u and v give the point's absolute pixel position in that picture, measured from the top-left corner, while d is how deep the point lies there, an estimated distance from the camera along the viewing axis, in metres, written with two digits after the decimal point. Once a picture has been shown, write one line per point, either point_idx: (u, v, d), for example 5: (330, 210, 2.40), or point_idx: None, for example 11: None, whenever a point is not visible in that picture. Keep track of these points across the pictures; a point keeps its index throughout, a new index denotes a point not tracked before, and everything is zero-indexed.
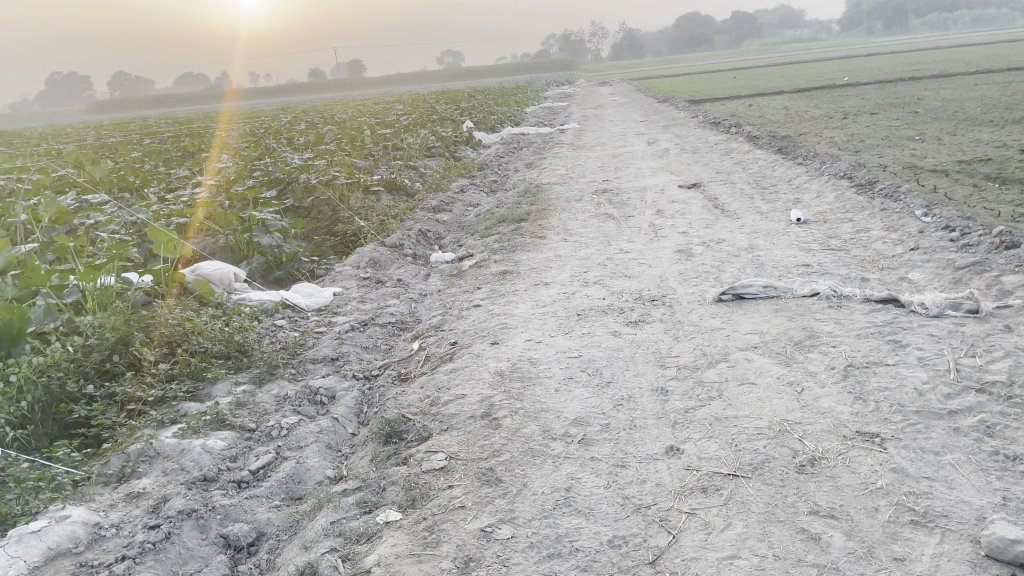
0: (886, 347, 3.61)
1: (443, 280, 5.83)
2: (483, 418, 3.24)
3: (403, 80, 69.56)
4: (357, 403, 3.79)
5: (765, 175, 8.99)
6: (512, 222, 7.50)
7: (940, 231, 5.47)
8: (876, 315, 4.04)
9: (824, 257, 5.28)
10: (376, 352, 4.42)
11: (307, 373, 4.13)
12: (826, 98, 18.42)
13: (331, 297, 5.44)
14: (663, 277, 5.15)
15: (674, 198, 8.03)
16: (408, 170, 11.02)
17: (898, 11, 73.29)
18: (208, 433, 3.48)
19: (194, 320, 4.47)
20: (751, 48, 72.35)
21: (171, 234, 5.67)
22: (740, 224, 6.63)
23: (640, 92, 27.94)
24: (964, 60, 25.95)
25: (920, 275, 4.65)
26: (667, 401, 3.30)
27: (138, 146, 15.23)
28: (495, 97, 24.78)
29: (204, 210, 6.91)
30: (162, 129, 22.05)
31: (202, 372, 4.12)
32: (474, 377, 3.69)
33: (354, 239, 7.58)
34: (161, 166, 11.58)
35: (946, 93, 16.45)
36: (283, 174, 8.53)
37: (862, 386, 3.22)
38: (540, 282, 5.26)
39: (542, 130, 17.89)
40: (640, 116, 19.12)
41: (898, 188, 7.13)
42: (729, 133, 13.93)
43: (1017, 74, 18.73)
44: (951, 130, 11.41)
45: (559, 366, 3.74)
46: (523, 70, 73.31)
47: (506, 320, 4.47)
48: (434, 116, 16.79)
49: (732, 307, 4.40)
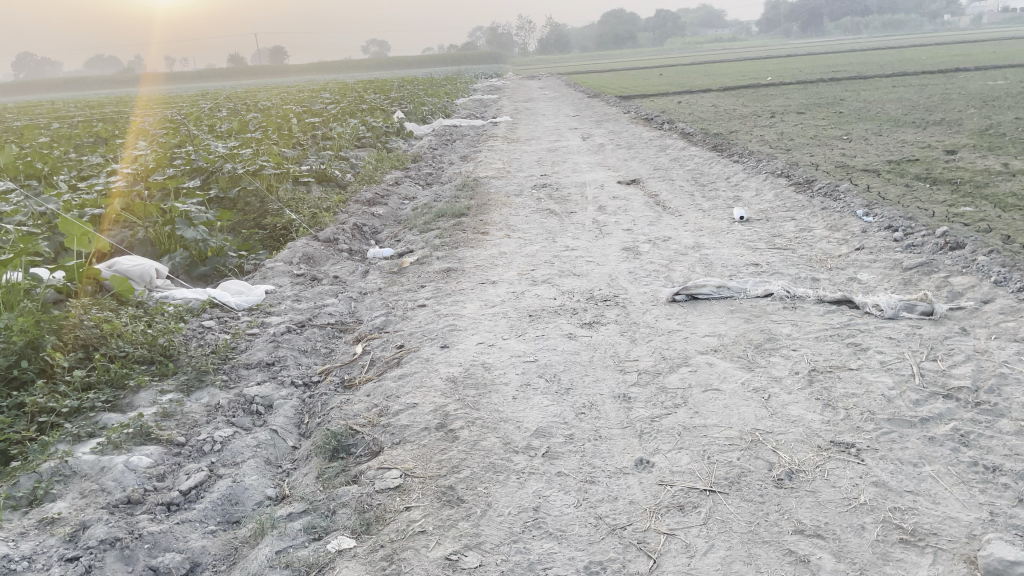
0: (848, 351, 3.54)
1: (383, 277, 5.56)
2: (439, 430, 3.03)
3: (328, 69, 68.15)
4: (297, 413, 3.52)
5: (703, 172, 8.99)
6: (452, 217, 7.27)
7: (883, 231, 5.50)
8: (833, 317, 3.98)
9: (772, 256, 5.24)
10: (315, 356, 4.15)
11: (241, 380, 3.82)
12: (752, 96, 18.77)
13: (263, 295, 5.12)
14: (613, 276, 5.02)
15: (615, 194, 7.93)
16: (338, 161, 10.66)
17: (815, 14, 75.68)
18: (131, 449, 3.16)
19: (113, 321, 4.11)
20: (676, 45, 73.55)
21: (85, 226, 5.26)
22: (683, 221, 6.56)
23: (570, 87, 27.99)
24: (880, 62, 26.82)
25: (870, 275, 4.63)
26: (631, 409, 3.15)
27: (46, 130, 14.35)
28: (426, 88, 24.39)
29: (121, 201, 6.48)
30: (73, 113, 20.95)
31: (122, 379, 3.76)
32: (425, 384, 3.46)
33: (284, 233, 7.22)
34: (72, 152, 10.89)
35: (867, 94, 16.93)
36: (206, 163, 8.08)
37: (830, 393, 3.12)
38: (487, 281, 5.05)
39: (474, 122, 17.66)
40: (572, 110, 19.09)
41: (836, 187, 7.18)
42: (662, 129, 13.98)
43: (931, 77, 19.44)
44: (877, 131, 11.69)
45: (515, 371, 3.55)
46: (451, 61, 72.67)
47: (454, 321, 4.25)
48: (364, 105, 16.37)
49: (687, 308, 4.29)
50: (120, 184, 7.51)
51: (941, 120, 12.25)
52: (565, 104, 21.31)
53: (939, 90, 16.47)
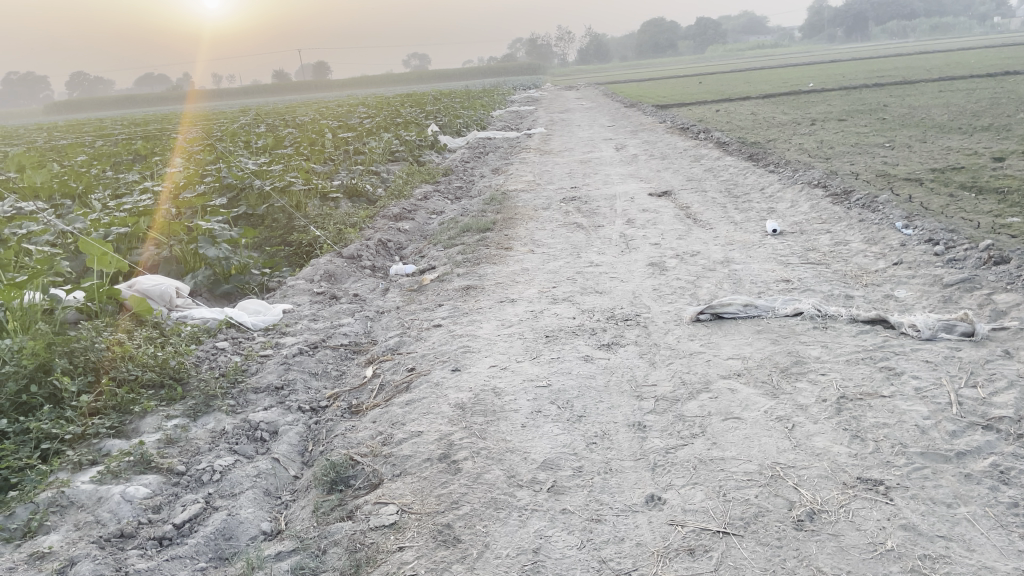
0: (879, 376, 3.33)
1: (402, 295, 5.46)
2: (441, 461, 2.90)
3: (370, 83, 68.93)
4: (301, 440, 3.42)
5: (737, 183, 8.75)
6: (477, 232, 7.16)
7: (923, 245, 5.24)
8: (865, 338, 3.76)
9: (804, 271, 5.02)
10: (325, 379, 4.05)
11: (248, 405, 3.74)
12: (792, 103, 18.39)
13: (281, 315, 5.05)
14: (637, 294, 4.85)
15: (645, 207, 7.75)
16: (369, 176, 10.65)
17: (859, 18, 74.42)
18: (131, 478, 3.08)
19: (125, 344, 4.07)
20: (716, 53, 72.87)
21: (105, 246, 5.25)
22: (714, 235, 6.36)
23: (607, 97, 27.80)
24: (925, 67, 26.17)
25: (906, 292, 4.40)
26: (645, 439, 2.98)
27: (88, 149, 14.62)
28: (461, 100, 24.43)
29: (147, 219, 6.50)
30: (118, 131, 21.41)
31: (129, 405, 3.70)
32: (432, 411, 3.33)
33: (309, 249, 7.18)
34: (109, 170, 11.05)
35: (911, 100, 16.46)
36: (235, 180, 8.12)
37: (859, 422, 2.92)
38: (506, 299, 4.91)
39: (508, 135, 17.58)
40: (607, 120, 18.91)
41: (875, 198, 6.91)
42: (698, 138, 13.72)
43: (980, 81, 18.82)
44: (920, 137, 11.31)
45: (526, 397, 3.40)
46: (491, 74, 73.02)
47: (468, 343, 4.12)
48: (398, 119, 16.40)
49: (711, 328, 4.10)
50: (149, 203, 7.56)
51: (989, 126, 11.82)
52: (600, 114, 21.14)
53: (987, 94, 15.94)
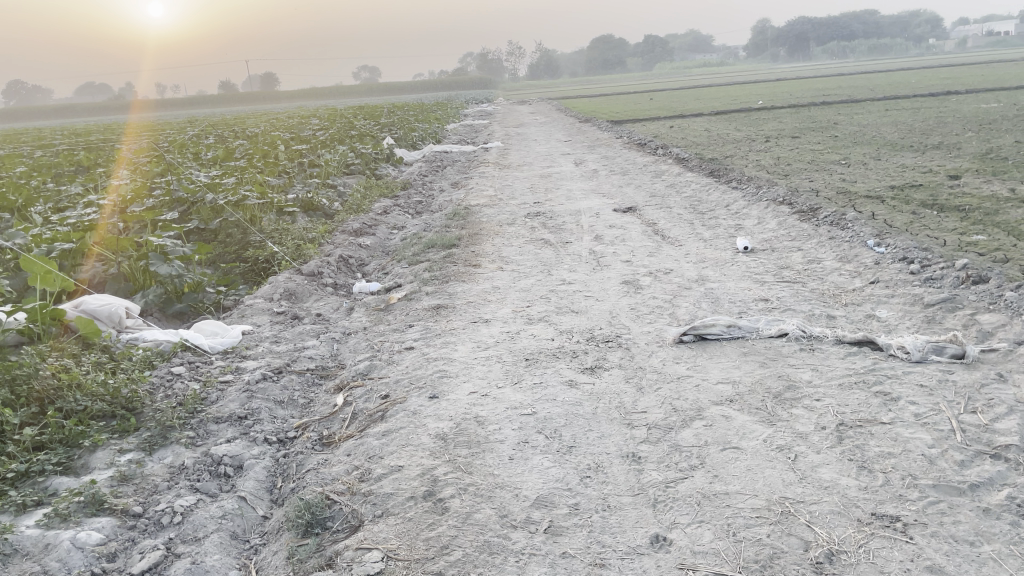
0: (876, 402, 3.22)
1: (369, 315, 5.22)
2: (427, 499, 2.69)
3: (319, 96, 68.24)
4: (269, 475, 3.17)
5: (701, 199, 8.71)
6: (442, 248, 6.96)
7: (898, 263, 5.21)
8: (855, 361, 3.67)
9: (782, 290, 4.94)
10: (292, 408, 3.80)
11: (209, 437, 3.47)
12: (744, 120, 18.65)
13: (240, 337, 4.78)
14: (614, 313, 4.70)
15: (612, 223, 7.65)
16: (326, 190, 10.38)
17: (802, 39, 76.42)
18: (82, 522, 2.80)
19: (71, 372, 3.77)
20: (665, 70, 74.04)
21: (49, 264, 4.91)
22: (684, 252, 6.27)
23: (561, 112, 27.87)
24: (870, 86, 26.85)
25: (888, 312, 4.33)
26: (642, 472, 2.82)
27: (27, 159, 14.04)
28: (416, 113, 24.25)
29: (92, 235, 6.16)
30: (60, 142, 20.70)
31: (78, 438, 3.40)
32: (411, 443, 3.12)
33: (266, 266, 6.88)
34: (50, 182, 10.58)
35: (860, 118, 16.79)
36: (187, 194, 7.80)
37: (863, 452, 2.80)
38: (479, 319, 4.72)
39: (464, 148, 17.43)
40: (563, 135, 18.89)
41: (842, 215, 6.91)
42: (657, 154, 13.74)
43: (923, 101, 19.31)
44: (875, 155, 11.48)
45: (511, 426, 3.21)
46: (443, 87, 73.05)
47: (444, 367, 3.92)
48: (353, 131, 16.13)
49: (696, 350, 3.96)
50: (94, 217, 7.18)
51: (940, 144, 12.05)
52: (556, 128, 21.15)
53: (933, 113, 16.33)
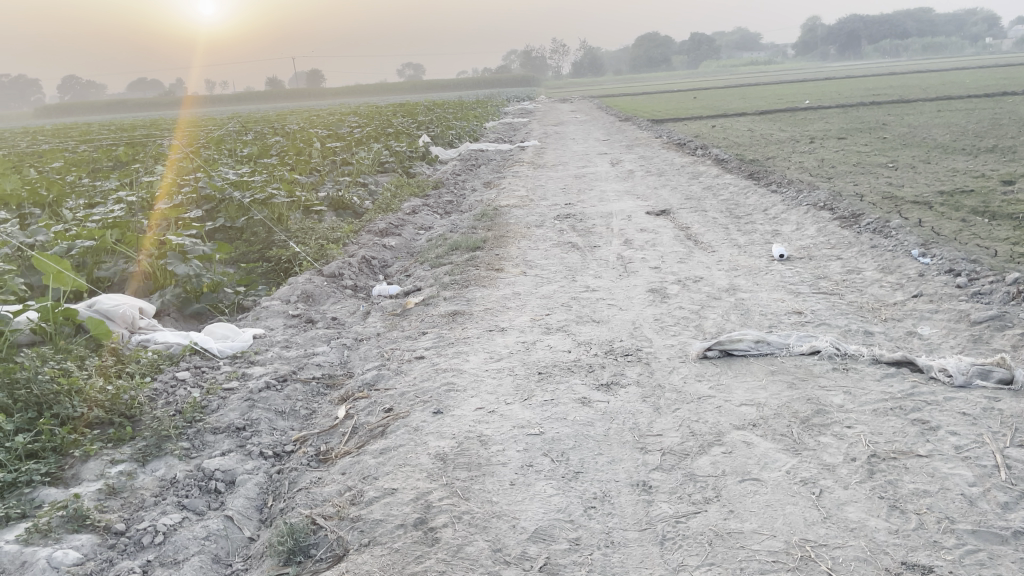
0: (913, 431, 2.96)
1: (384, 320, 5.07)
2: (417, 528, 2.52)
3: (363, 92, 68.70)
4: (261, 492, 3.03)
5: (738, 203, 8.41)
6: (466, 251, 6.78)
7: (943, 275, 4.90)
8: (892, 384, 3.40)
9: (816, 302, 4.67)
10: (293, 419, 3.66)
11: (205, 448, 3.35)
12: (788, 120, 18.17)
13: (251, 341, 4.66)
14: (636, 324, 4.48)
15: (643, 227, 7.40)
16: (356, 188, 10.29)
17: (852, 37, 74.73)
18: (61, 539, 2.68)
19: (71, 376, 3.66)
20: (709, 69, 73.09)
21: (63, 264, 4.84)
22: (716, 259, 6.00)
23: (601, 111, 27.54)
24: (920, 86, 26.06)
25: (930, 330, 4.04)
26: (652, 505, 2.60)
27: (68, 154, 14.21)
28: (455, 111, 24.15)
29: (114, 233, 6.11)
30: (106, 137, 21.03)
31: (70, 447, 3.29)
32: (409, 463, 2.95)
33: (288, 266, 6.77)
34: (86, 177, 10.64)
35: (909, 119, 16.25)
36: (214, 191, 7.74)
37: (896, 490, 2.56)
38: (496, 327, 4.54)
39: (501, 147, 17.26)
40: (602, 134, 18.61)
41: (885, 222, 6.58)
42: (695, 155, 13.40)
43: (978, 101, 18.62)
44: (924, 158, 11.03)
45: (515, 447, 3.02)
46: (485, 85, 73.02)
47: (453, 379, 3.74)
48: (390, 129, 16.05)
49: (721, 367, 3.72)
50: (120, 214, 7.13)
51: (993, 147, 11.54)
52: (595, 127, 20.88)
53: (987, 114, 15.72)
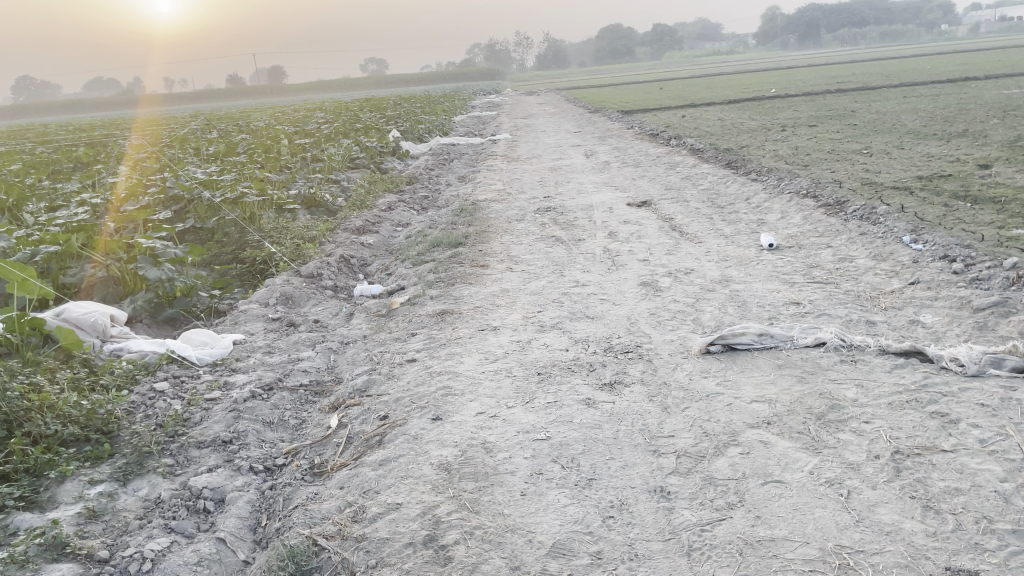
0: (934, 425, 2.86)
1: (370, 321, 4.89)
2: (427, 547, 2.37)
3: (327, 88, 67.93)
4: (254, 510, 2.85)
5: (719, 192, 8.34)
6: (448, 247, 6.62)
7: (938, 261, 4.84)
8: (904, 375, 3.30)
9: (814, 292, 4.58)
10: (282, 429, 3.48)
11: (190, 464, 3.15)
12: (758, 109, 18.22)
13: (231, 347, 4.45)
14: (632, 320, 4.35)
15: (626, 218, 7.29)
16: (329, 185, 10.05)
17: (813, 26, 75.48)
18: (40, 570, 2.47)
19: (42, 392, 3.43)
20: (673, 60, 73.38)
21: (27, 271, 4.59)
22: (705, 250, 5.90)
23: (569, 102, 27.46)
24: (884, 72, 26.32)
25: (933, 318, 3.97)
26: (674, 512, 2.48)
27: (25, 156, 13.76)
28: (423, 105, 23.91)
29: (81, 237, 5.84)
30: (63, 138, 20.43)
31: (44, 467, 3.07)
32: (412, 475, 2.79)
33: (263, 267, 6.55)
34: (46, 179, 10.27)
35: (878, 105, 16.35)
36: (183, 191, 7.48)
37: (926, 489, 2.46)
38: (488, 326, 4.38)
39: (472, 140, 17.07)
40: (573, 126, 18.50)
41: (871, 208, 6.53)
42: (669, 145, 13.33)
43: (942, 87, 18.83)
44: (898, 144, 11.06)
45: (523, 454, 2.87)
46: (450, 78, 72.55)
47: (449, 382, 3.58)
48: (359, 124, 15.78)
49: (726, 363, 3.61)
50: (85, 216, 6.85)
51: (964, 131, 11.63)
52: (565, 119, 20.77)
53: (954, 100, 15.87)
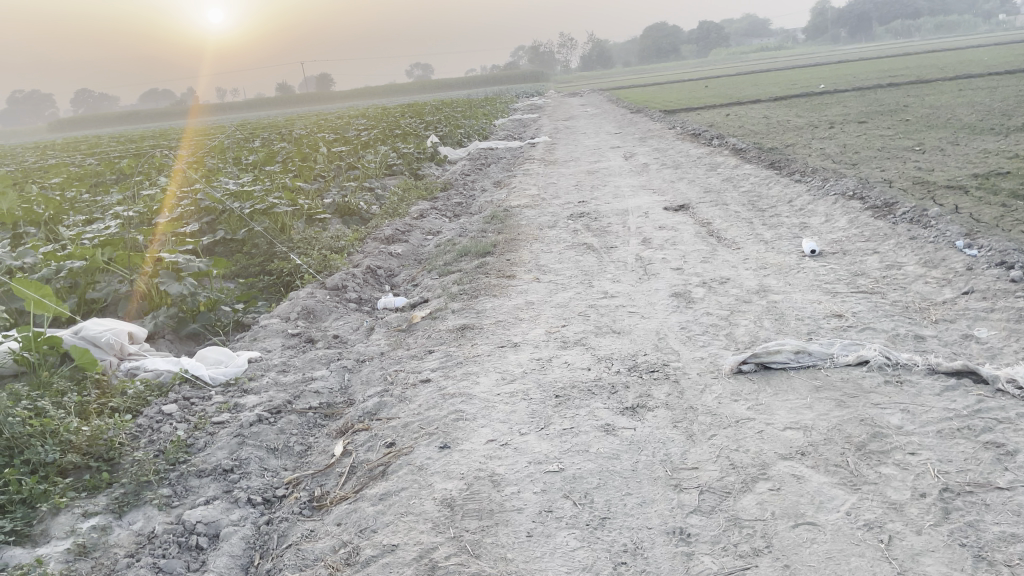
0: (988, 457, 2.58)
1: (390, 337, 4.73)
2: None
3: (372, 94, 68.48)
4: (248, 547, 2.69)
5: (761, 195, 8.02)
6: (476, 257, 6.43)
7: (994, 268, 4.50)
8: (955, 399, 3.01)
9: (857, 303, 4.28)
10: (286, 457, 3.33)
11: (188, 495, 3.01)
12: (806, 105, 17.70)
13: (245, 366, 4.32)
14: (660, 334, 4.11)
15: (661, 224, 7.02)
16: (363, 193, 9.97)
17: (863, 19, 73.65)
18: None
19: (44, 417, 3.32)
20: (719, 57, 72.30)
21: (43, 288, 4.51)
22: (743, 257, 5.62)
23: (612, 103, 27.12)
24: (937, 65, 25.44)
25: (988, 332, 3.65)
26: (692, 558, 2.24)
27: (72, 168, 14.01)
28: (464, 110, 23.86)
29: (107, 251, 5.79)
30: (111, 149, 20.76)
31: (39, 499, 2.94)
32: (412, 512, 2.61)
33: (289, 279, 6.46)
34: (87, 192, 10.39)
35: (932, 99, 15.72)
36: (213, 203, 7.43)
37: (978, 535, 2.19)
38: (508, 343, 4.18)
39: (511, 144, 16.90)
40: (613, 127, 18.20)
41: (922, 210, 6.16)
42: (711, 145, 12.98)
43: (1000, 79, 18.05)
44: (952, 139, 10.55)
45: (533, 489, 2.66)
46: (493, 82, 72.57)
47: (462, 405, 3.39)
48: (397, 130, 15.74)
49: (759, 384, 3.35)
50: (115, 230, 6.84)
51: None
52: (606, 120, 20.49)
53: (1013, 92, 15.18)
